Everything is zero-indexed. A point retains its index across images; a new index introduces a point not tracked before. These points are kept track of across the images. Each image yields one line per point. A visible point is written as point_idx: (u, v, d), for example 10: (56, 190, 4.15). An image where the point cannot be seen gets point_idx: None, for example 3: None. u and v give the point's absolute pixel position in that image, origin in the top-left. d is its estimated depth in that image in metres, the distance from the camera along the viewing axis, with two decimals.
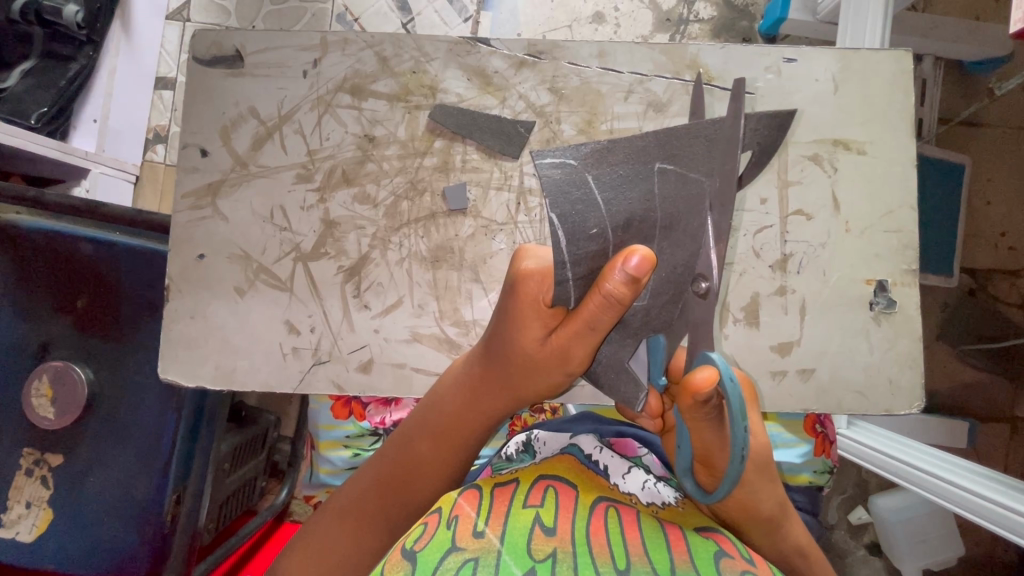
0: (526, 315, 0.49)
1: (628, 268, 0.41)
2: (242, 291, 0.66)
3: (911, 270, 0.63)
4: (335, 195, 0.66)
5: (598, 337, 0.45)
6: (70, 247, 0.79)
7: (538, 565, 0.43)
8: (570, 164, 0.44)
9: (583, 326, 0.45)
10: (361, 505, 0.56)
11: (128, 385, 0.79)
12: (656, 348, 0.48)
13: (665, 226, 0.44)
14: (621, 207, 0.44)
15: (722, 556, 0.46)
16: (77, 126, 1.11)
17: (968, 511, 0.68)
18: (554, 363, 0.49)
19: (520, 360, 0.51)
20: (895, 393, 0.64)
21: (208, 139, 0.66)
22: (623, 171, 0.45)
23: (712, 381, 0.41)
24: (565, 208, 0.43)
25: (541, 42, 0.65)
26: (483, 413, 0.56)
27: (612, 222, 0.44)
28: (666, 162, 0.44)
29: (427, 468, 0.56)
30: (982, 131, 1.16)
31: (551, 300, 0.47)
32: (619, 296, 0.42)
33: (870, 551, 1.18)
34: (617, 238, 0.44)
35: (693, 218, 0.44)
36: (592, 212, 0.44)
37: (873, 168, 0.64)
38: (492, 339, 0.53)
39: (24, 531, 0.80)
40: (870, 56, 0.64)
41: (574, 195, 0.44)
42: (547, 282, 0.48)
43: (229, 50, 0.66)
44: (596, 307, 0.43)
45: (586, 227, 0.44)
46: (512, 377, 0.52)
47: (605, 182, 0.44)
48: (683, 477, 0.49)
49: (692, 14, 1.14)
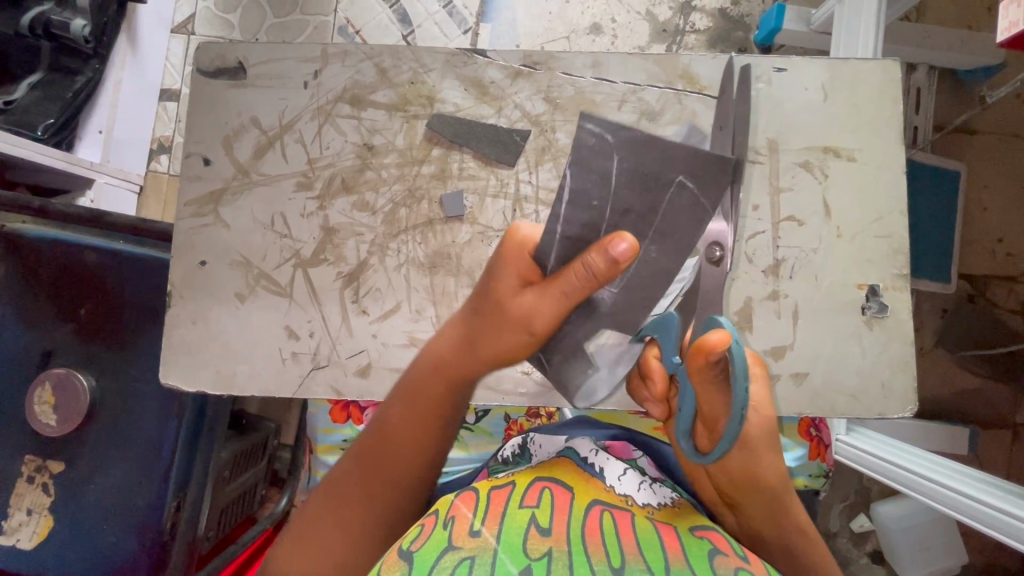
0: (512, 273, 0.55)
1: (614, 251, 0.48)
2: (243, 297, 0.67)
3: (902, 275, 0.64)
4: (335, 203, 0.67)
5: (570, 302, 0.52)
6: (75, 256, 0.81)
7: (534, 563, 0.43)
8: (604, 133, 0.52)
9: (559, 291, 0.51)
10: (342, 493, 0.54)
11: (130, 392, 0.80)
12: (670, 322, 0.53)
13: (652, 224, 0.54)
14: (626, 194, 0.53)
15: (716, 554, 0.46)
16: (82, 137, 1.11)
17: (975, 520, 0.67)
18: (515, 323, 0.54)
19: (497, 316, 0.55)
20: (887, 396, 0.64)
21: (211, 148, 0.67)
22: (647, 164, 0.53)
23: (728, 342, 0.42)
24: (583, 178, 0.53)
25: (537, 53, 0.66)
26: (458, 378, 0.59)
27: (613, 206, 0.53)
28: (687, 177, 0.54)
29: (404, 441, 0.56)
30: (976, 138, 1.17)
31: (533, 263, 0.54)
32: (596, 268, 0.48)
33: (873, 560, 1.17)
34: (611, 222, 0.53)
35: (686, 229, 0.56)
36: (602, 188, 0.53)
37: (862, 173, 0.65)
38: (475, 302, 0.58)
39: (24, 539, 0.80)
40: (859, 66, 0.65)
41: (592, 172, 0.53)
42: (529, 247, 0.55)
43: (232, 62, 0.68)
44: (575, 275, 0.50)
45: (591, 201, 0.53)
46: (483, 334, 0.57)
47: (626, 164, 0.53)
48: (680, 438, 0.49)
49: (688, 25, 1.16)
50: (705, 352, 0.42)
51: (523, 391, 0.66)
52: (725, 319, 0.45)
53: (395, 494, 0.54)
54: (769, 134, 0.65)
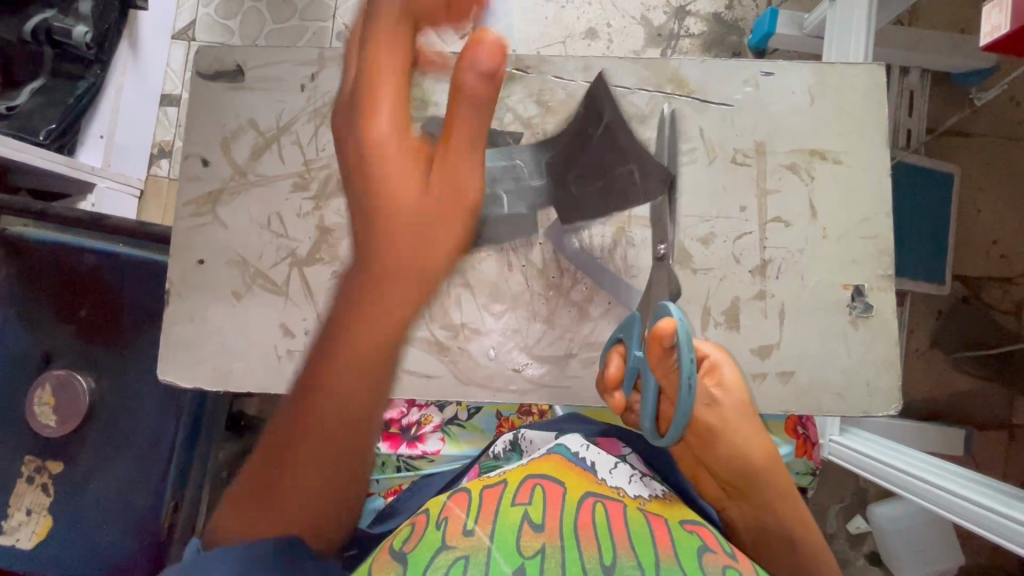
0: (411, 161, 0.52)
1: (483, 43, 0.50)
2: (239, 297, 0.68)
3: (888, 274, 0.65)
4: (330, 204, 0.68)
5: (486, 104, 0.51)
6: (76, 258, 0.82)
7: (527, 562, 0.44)
8: (610, 101, 0.66)
9: (462, 96, 0.52)
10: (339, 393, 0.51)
11: (129, 392, 0.81)
12: (632, 320, 0.57)
13: (608, 173, 0.66)
14: (603, 145, 0.66)
15: (705, 550, 0.47)
16: (84, 142, 1.13)
17: (966, 519, 0.68)
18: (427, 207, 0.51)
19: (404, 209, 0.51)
20: (875, 393, 0.65)
21: (209, 150, 0.69)
22: (626, 131, 0.66)
23: (673, 325, 0.47)
24: (584, 117, 0.67)
25: (529, 57, 0.68)
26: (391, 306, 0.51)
27: (591, 145, 0.66)
28: (639, 167, 0.65)
29: (389, 326, 0.51)
30: (969, 140, 1.18)
31: (479, 82, 0.51)
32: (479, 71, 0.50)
33: (870, 561, 1.17)
34: (584, 153, 0.66)
35: (626, 197, 0.66)
36: (592, 127, 0.66)
37: (848, 174, 0.66)
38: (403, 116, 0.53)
39: (23, 538, 0.81)
40: (844, 68, 0.66)
41: (590, 115, 0.66)
42: (491, 55, 0.51)
43: (230, 66, 0.69)
44: (468, 78, 0.51)
45: (585, 130, 0.66)
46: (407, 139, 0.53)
47: (615, 123, 0.66)
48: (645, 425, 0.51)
49: (683, 30, 1.18)
50: (656, 334, 0.47)
51: (514, 389, 0.66)
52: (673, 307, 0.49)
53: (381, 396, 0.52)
54: (756, 135, 0.66)
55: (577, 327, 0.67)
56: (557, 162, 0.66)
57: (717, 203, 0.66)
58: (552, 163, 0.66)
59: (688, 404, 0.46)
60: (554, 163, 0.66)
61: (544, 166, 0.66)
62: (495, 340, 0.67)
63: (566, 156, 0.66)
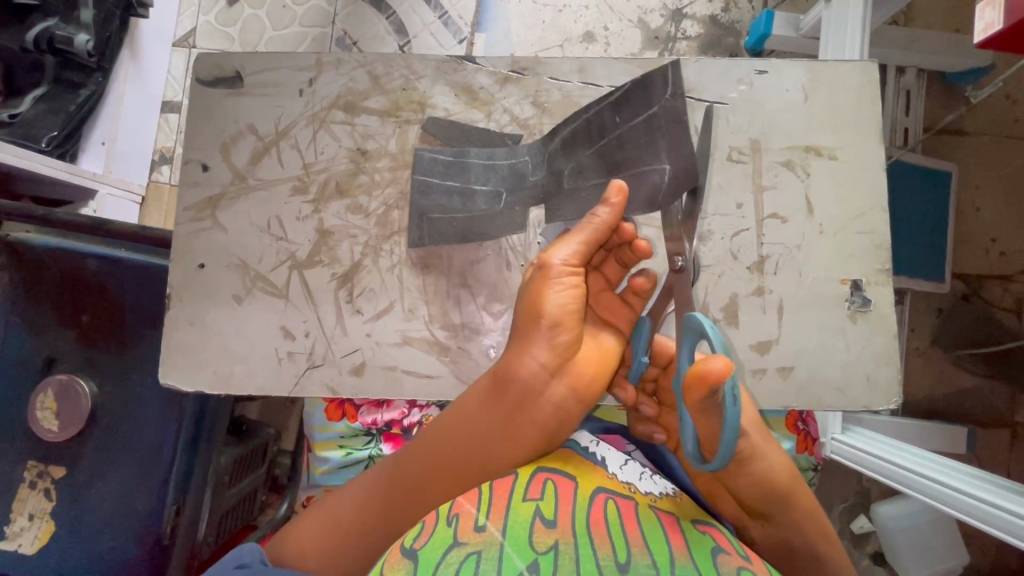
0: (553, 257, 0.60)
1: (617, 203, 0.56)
2: (240, 299, 0.68)
3: (884, 270, 0.65)
4: (329, 206, 0.68)
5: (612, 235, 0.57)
6: (77, 263, 0.82)
7: (540, 557, 0.44)
8: (668, 88, 0.59)
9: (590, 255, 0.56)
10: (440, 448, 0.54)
11: (131, 396, 0.82)
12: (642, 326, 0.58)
13: (622, 167, 0.61)
14: (633, 137, 0.60)
15: (719, 551, 0.47)
16: (86, 149, 1.13)
17: (975, 519, 0.67)
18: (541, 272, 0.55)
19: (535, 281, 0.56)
20: (872, 388, 0.65)
21: (209, 155, 0.69)
22: (662, 129, 0.59)
23: (728, 370, 0.42)
24: (631, 102, 0.61)
25: (524, 59, 0.69)
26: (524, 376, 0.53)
27: (621, 131, 0.61)
28: (669, 171, 0.57)
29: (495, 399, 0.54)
30: (965, 138, 1.18)
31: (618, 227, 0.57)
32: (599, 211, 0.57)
33: (874, 561, 1.17)
34: (605, 138, 0.62)
35: (635, 196, 0.59)
36: (631, 113, 0.61)
37: (843, 171, 0.66)
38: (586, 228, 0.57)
39: (26, 543, 0.81)
40: (838, 66, 0.67)
41: (637, 98, 0.60)
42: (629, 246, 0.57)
43: (229, 71, 0.70)
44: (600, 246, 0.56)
45: (617, 112, 0.62)
46: (497, 431, 0.53)
47: (653, 121, 0.59)
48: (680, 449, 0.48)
49: (680, 32, 1.18)
50: (704, 377, 0.42)
51: None
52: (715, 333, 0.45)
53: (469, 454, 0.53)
54: (751, 134, 0.66)
55: None
56: (566, 150, 0.64)
57: (713, 202, 0.66)
58: (560, 151, 0.65)
59: (733, 440, 0.43)
60: (561, 150, 0.65)
61: (547, 159, 0.65)
62: (494, 339, 0.67)
63: (584, 140, 0.63)
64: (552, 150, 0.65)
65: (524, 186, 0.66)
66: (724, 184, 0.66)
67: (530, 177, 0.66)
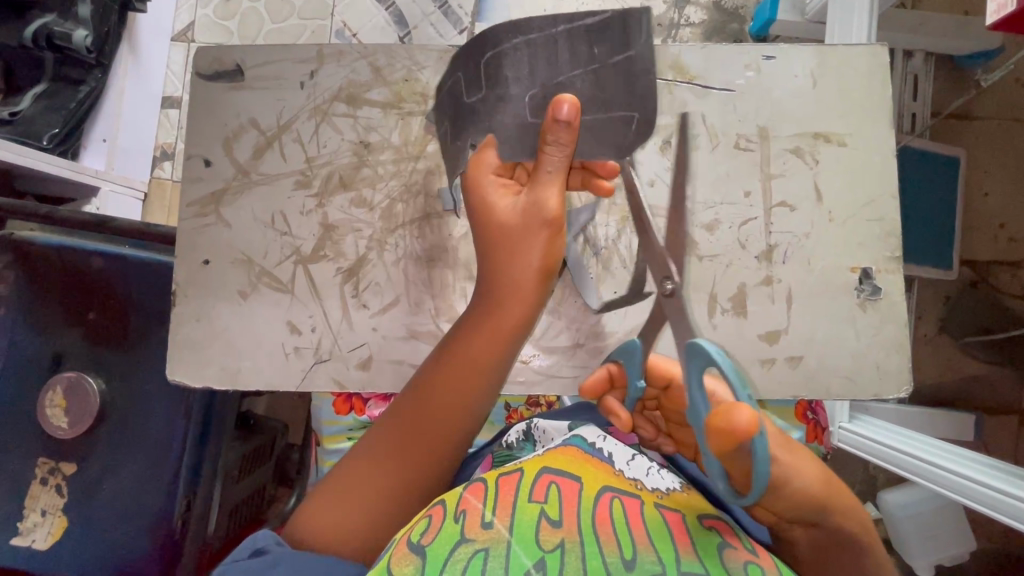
0: (481, 189, 0.56)
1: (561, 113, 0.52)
2: (245, 295, 0.68)
3: (895, 257, 0.65)
4: (333, 200, 0.68)
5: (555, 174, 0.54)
6: (82, 260, 0.82)
7: (547, 555, 0.44)
8: (645, 36, 0.53)
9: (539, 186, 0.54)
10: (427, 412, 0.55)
11: (140, 393, 0.82)
12: (632, 348, 0.53)
13: (594, 108, 0.56)
14: (610, 78, 0.55)
15: (726, 546, 0.47)
16: (87, 145, 1.12)
17: (991, 509, 0.66)
18: (532, 222, 0.54)
19: (518, 236, 0.55)
20: (883, 377, 0.64)
21: (211, 149, 0.69)
22: (633, 79, 0.55)
23: (756, 424, 0.37)
24: (607, 27, 0.54)
25: None
26: (513, 322, 0.56)
27: (597, 66, 0.55)
28: (637, 123, 0.56)
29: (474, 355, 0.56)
30: (974, 123, 1.17)
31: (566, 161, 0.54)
32: (563, 138, 0.53)
33: (882, 548, 1.17)
34: (581, 70, 0.55)
35: (605, 145, 0.57)
36: (611, 47, 0.54)
37: (853, 158, 0.65)
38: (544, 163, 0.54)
39: (40, 539, 0.82)
40: (847, 51, 0.66)
41: (614, 32, 0.54)
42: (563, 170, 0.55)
43: (229, 65, 0.69)
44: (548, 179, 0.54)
45: (596, 40, 0.54)
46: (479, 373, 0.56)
47: (623, 65, 0.54)
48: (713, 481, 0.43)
49: (683, 19, 1.17)
50: (729, 430, 0.38)
51: (521, 380, 0.67)
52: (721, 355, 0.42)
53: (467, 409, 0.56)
54: (759, 121, 0.65)
55: (583, 317, 0.68)
56: (518, 69, 0.56)
57: (721, 190, 0.65)
58: (513, 70, 0.56)
59: (765, 478, 0.39)
60: (507, 69, 0.56)
61: (478, 76, 0.58)
62: None
63: (543, 62, 0.55)
64: (488, 63, 0.57)
65: (463, 112, 0.60)
66: (732, 173, 0.65)
67: (466, 100, 0.59)
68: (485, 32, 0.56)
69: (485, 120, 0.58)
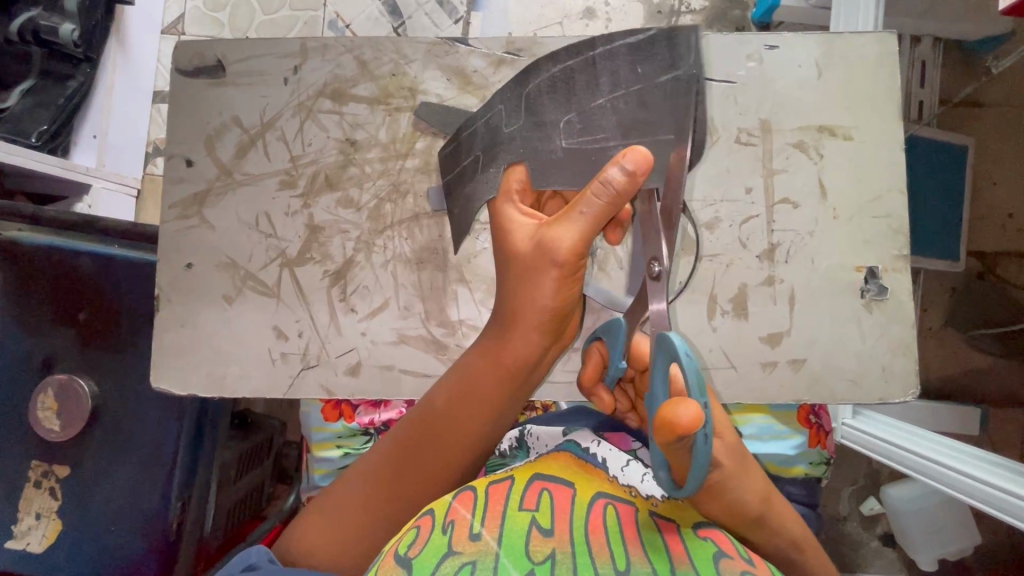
0: (505, 210, 0.54)
1: (626, 163, 0.46)
2: (230, 299, 0.66)
3: (902, 256, 0.62)
4: (319, 201, 0.66)
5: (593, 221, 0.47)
6: (68, 262, 0.81)
7: (537, 567, 0.43)
8: (693, 55, 0.49)
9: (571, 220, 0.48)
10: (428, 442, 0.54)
11: (131, 396, 0.81)
12: (617, 328, 0.52)
13: (642, 130, 0.51)
14: (655, 96, 0.50)
15: (722, 557, 0.45)
16: (78, 142, 1.11)
17: (987, 506, 0.64)
18: (541, 259, 0.49)
19: (529, 274, 0.50)
20: (888, 379, 0.62)
21: (193, 149, 0.67)
22: (678, 101, 0.49)
23: (698, 424, 0.36)
24: (650, 47, 0.50)
25: (519, 40, 0.65)
26: (520, 367, 0.53)
27: (641, 87, 0.51)
28: (677, 142, 0.49)
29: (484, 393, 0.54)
30: (983, 111, 1.13)
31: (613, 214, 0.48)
32: (614, 184, 0.46)
33: (884, 543, 1.16)
34: (621, 92, 0.51)
35: (655, 171, 0.50)
36: (655, 69, 0.50)
37: (858, 152, 0.63)
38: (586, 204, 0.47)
39: (34, 542, 0.81)
40: (853, 39, 0.63)
41: (661, 49, 0.50)
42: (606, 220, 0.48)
43: (211, 60, 0.67)
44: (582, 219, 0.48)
45: (639, 63, 0.51)
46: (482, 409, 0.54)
47: (669, 87, 0.50)
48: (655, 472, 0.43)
49: (684, 6, 1.13)
50: (669, 426, 0.36)
51: None
52: (676, 338, 0.40)
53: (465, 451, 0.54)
54: (760, 115, 0.63)
55: None
56: (556, 93, 0.54)
57: (721, 187, 0.63)
58: (552, 93, 0.54)
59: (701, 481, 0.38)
60: (546, 95, 0.54)
61: (522, 103, 0.56)
62: None
63: (587, 86, 0.52)
64: (531, 92, 0.55)
65: (498, 140, 0.57)
66: (732, 170, 0.63)
67: (505, 128, 0.57)
68: (531, 64, 0.55)
69: (526, 145, 0.56)
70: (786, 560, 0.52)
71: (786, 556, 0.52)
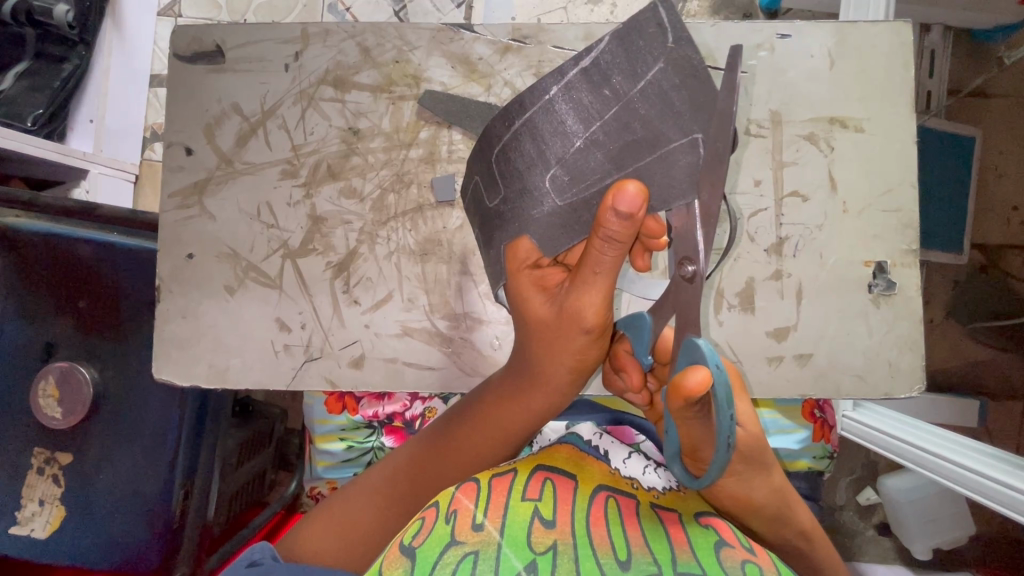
0: (522, 274, 0.50)
1: (622, 203, 0.41)
2: (231, 290, 0.66)
3: (911, 250, 0.62)
4: (322, 190, 0.65)
5: (604, 274, 0.44)
6: (67, 249, 0.80)
7: (539, 557, 0.42)
8: (667, 32, 0.41)
9: (584, 278, 0.45)
10: (457, 452, 0.56)
11: (133, 384, 0.80)
12: (643, 324, 0.49)
13: (636, 155, 0.45)
14: (640, 110, 0.44)
15: (723, 545, 0.45)
16: (74, 127, 1.09)
17: (996, 503, 0.63)
18: (568, 325, 0.47)
19: (549, 336, 0.49)
20: (894, 375, 0.62)
21: (193, 137, 0.66)
22: (681, 104, 0.42)
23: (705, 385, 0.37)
24: (615, 56, 0.44)
25: (526, 26, 0.64)
26: (540, 403, 0.53)
27: (620, 108, 0.45)
28: (702, 141, 0.42)
29: (509, 411, 0.54)
30: (992, 102, 1.12)
31: (618, 256, 0.43)
32: (617, 234, 0.42)
33: (880, 532, 1.17)
34: (599, 121, 0.46)
35: (675, 183, 0.44)
36: (626, 78, 0.44)
37: (870, 145, 0.62)
38: (589, 260, 0.44)
39: (38, 529, 0.81)
40: (868, 28, 0.62)
41: (621, 58, 0.44)
42: (614, 264, 0.44)
43: (210, 45, 0.65)
44: (591, 269, 0.44)
45: (606, 82, 0.45)
46: (512, 425, 0.54)
47: (660, 89, 0.43)
48: (670, 462, 0.43)
49: None
50: (679, 391, 0.37)
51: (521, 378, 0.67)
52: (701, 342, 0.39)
53: (500, 450, 0.56)
54: (771, 106, 0.62)
55: None
56: (526, 152, 0.50)
57: (731, 181, 0.62)
58: (523, 153, 0.50)
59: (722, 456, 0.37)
60: (516, 156, 0.50)
61: (496, 180, 0.53)
62: (499, 329, 0.65)
63: (557, 131, 0.48)
64: (498, 157, 0.52)
65: (488, 217, 0.55)
66: (742, 162, 0.62)
67: (490, 203, 0.54)
68: (485, 130, 0.52)
69: (518, 218, 0.51)
70: (798, 549, 0.51)
71: (806, 550, 0.51)
